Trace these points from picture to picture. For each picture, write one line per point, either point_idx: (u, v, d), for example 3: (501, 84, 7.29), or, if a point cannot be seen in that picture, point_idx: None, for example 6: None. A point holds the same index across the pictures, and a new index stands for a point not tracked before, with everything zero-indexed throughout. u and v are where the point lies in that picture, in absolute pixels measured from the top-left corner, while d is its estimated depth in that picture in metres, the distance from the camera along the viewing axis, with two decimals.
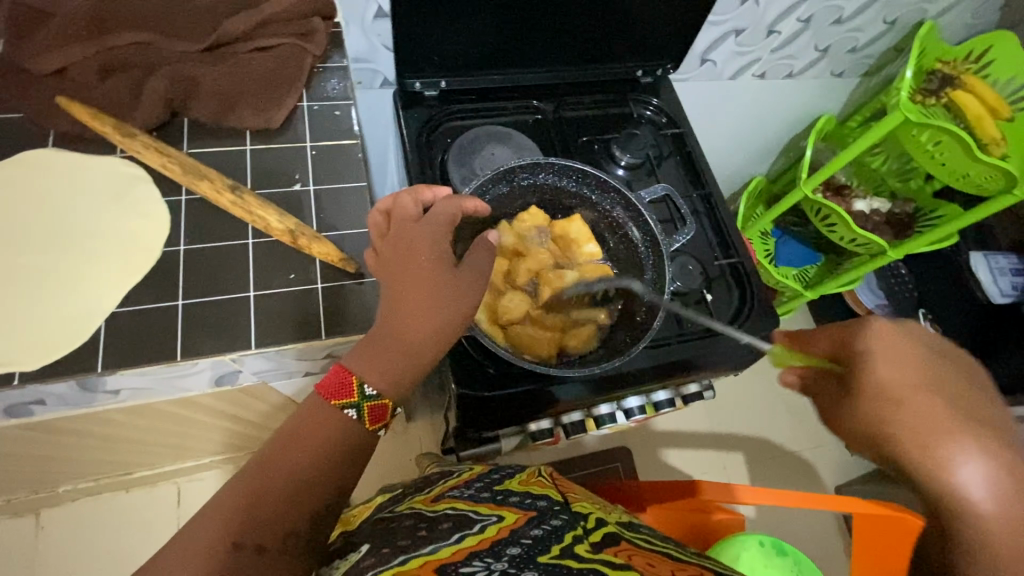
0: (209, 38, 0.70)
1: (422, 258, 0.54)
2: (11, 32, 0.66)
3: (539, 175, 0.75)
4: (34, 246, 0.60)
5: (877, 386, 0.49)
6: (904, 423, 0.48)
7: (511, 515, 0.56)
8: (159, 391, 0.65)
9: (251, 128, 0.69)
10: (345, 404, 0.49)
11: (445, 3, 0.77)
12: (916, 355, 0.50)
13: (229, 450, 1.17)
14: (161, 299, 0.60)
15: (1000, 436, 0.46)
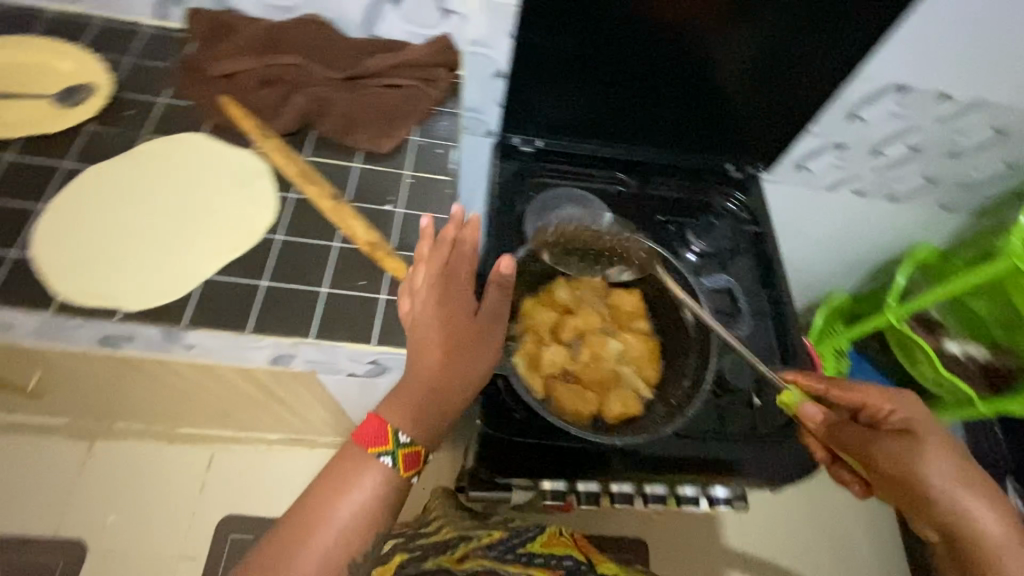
0: (350, 70, 0.81)
1: (455, 311, 0.60)
2: (205, 39, 0.80)
3: (608, 241, 0.78)
4: (169, 210, 0.70)
5: (913, 433, 0.62)
6: (945, 474, 0.60)
7: (539, 569, 0.74)
8: (224, 356, 0.72)
9: (363, 150, 0.78)
10: (381, 452, 0.56)
11: (555, 73, 0.85)
12: (930, 421, 0.63)
13: (266, 430, 1.24)
14: (249, 277, 0.68)
15: (987, 488, 0.60)
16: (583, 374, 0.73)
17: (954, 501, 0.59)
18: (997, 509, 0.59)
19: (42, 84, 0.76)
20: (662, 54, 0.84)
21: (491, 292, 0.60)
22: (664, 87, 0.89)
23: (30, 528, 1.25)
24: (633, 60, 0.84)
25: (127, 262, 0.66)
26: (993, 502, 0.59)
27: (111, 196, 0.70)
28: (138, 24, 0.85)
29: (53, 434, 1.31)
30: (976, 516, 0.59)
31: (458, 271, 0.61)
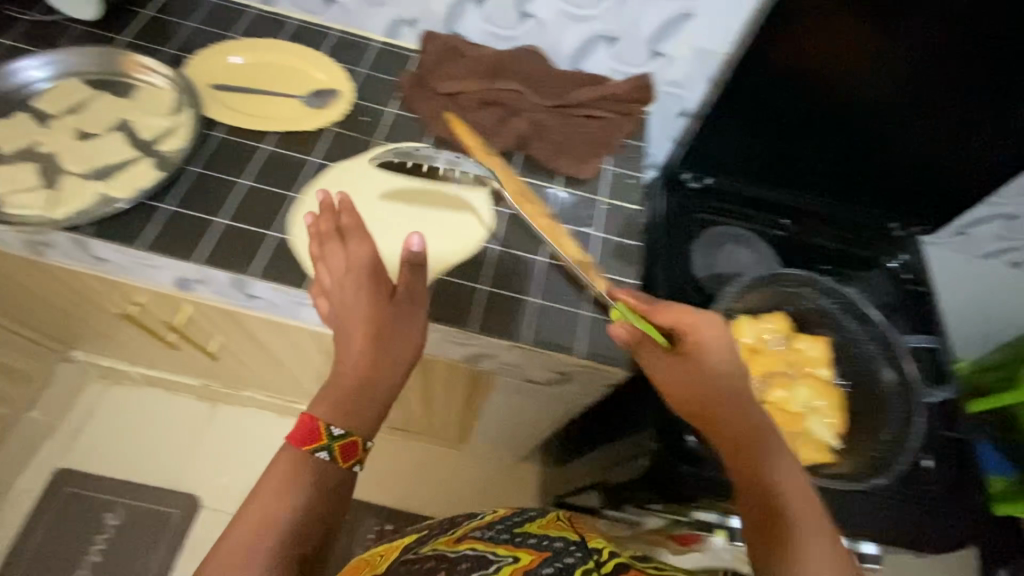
0: (560, 101, 0.86)
1: (359, 275, 0.59)
2: (436, 60, 0.87)
3: (801, 288, 0.78)
4: (397, 209, 0.76)
5: (730, 397, 0.57)
6: (776, 458, 0.55)
7: (524, 552, 0.53)
8: (427, 346, 0.80)
9: (566, 174, 0.83)
10: (315, 449, 0.52)
11: (750, 113, 0.89)
12: (738, 375, 0.58)
13: (384, 419, 1.31)
14: (472, 279, 0.76)
15: (786, 456, 0.55)
16: (769, 417, 0.72)
17: (784, 495, 0.52)
18: (824, 527, 0.50)
19: (291, 86, 0.84)
20: (834, 104, 0.86)
21: (354, 234, 0.60)
22: (832, 135, 0.91)
23: (153, 470, 1.42)
24: (823, 109, 0.87)
25: None
26: (804, 491, 0.53)
27: (349, 191, 0.77)
28: (367, 38, 0.92)
29: (178, 392, 1.49)
30: (789, 494, 0.52)
31: (352, 235, 0.60)
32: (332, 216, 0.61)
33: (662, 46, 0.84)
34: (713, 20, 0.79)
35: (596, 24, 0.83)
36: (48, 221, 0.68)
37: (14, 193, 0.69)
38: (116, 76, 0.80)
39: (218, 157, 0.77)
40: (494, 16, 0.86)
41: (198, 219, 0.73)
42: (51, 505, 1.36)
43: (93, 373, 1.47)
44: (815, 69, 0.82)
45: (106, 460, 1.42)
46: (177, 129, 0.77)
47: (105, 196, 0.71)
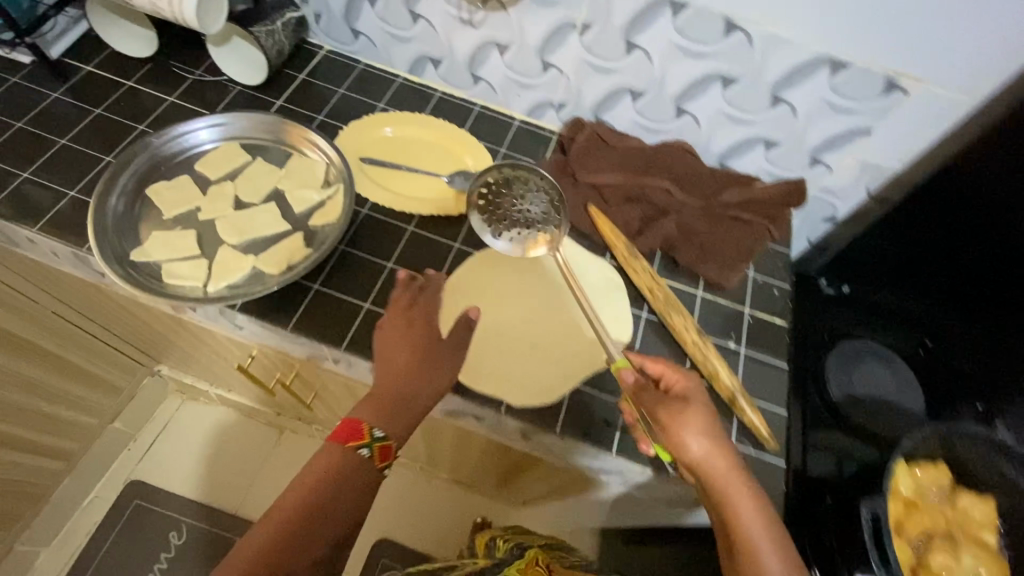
0: (709, 202, 0.83)
1: (416, 336, 0.63)
2: (582, 149, 0.85)
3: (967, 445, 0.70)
4: (541, 307, 0.73)
5: (719, 456, 0.56)
6: (724, 491, 0.55)
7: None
8: (551, 454, 0.73)
9: (709, 281, 0.80)
10: (358, 445, 0.58)
11: (904, 221, 0.83)
12: (708, 418, 0.58)
13: (455, 491, 1.26)
14: (611, 393, 0.70)
15: (741, 484, 0.56)
16: None
17: (723, 496, 0.55)
18: (778, 542, 0.54)
19: (438, 165, 0.84)
20: (996, 230, 0.79)
21: (427, 305, 0.67)
22: (993, 261, 0.82)
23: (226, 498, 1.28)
24: (983, 227, 0.79)
25: (509, 356, 0.70)
26: (755, 512, 0.55)
27: (493, 284, 0.74)
28: (508, 116, 0.92)
29: (254, 417, 1.33)
30: (739, 511, 0.55)
31: (423, 307, 0.66)
32: (415, 291, 0.68)
33: (825, 155, 0.80)
34: (893, 139, 0.74)
35: (758, 129, 0.80)
36: (203, 296, 0.68)
37: (174, 261, 0.70)
38: (275, 143, 0.81)
39: (365, 236, 0.77)
40: (648, 110, 0.83)
41: (344, 301, 0.72)
42: (120, 520, 1.23)
43: (172, 389, 1.33)
44: (972, 189, 0.76)
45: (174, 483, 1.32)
46: (329, 205, 0.77)
47: (259, 272, 0.71)
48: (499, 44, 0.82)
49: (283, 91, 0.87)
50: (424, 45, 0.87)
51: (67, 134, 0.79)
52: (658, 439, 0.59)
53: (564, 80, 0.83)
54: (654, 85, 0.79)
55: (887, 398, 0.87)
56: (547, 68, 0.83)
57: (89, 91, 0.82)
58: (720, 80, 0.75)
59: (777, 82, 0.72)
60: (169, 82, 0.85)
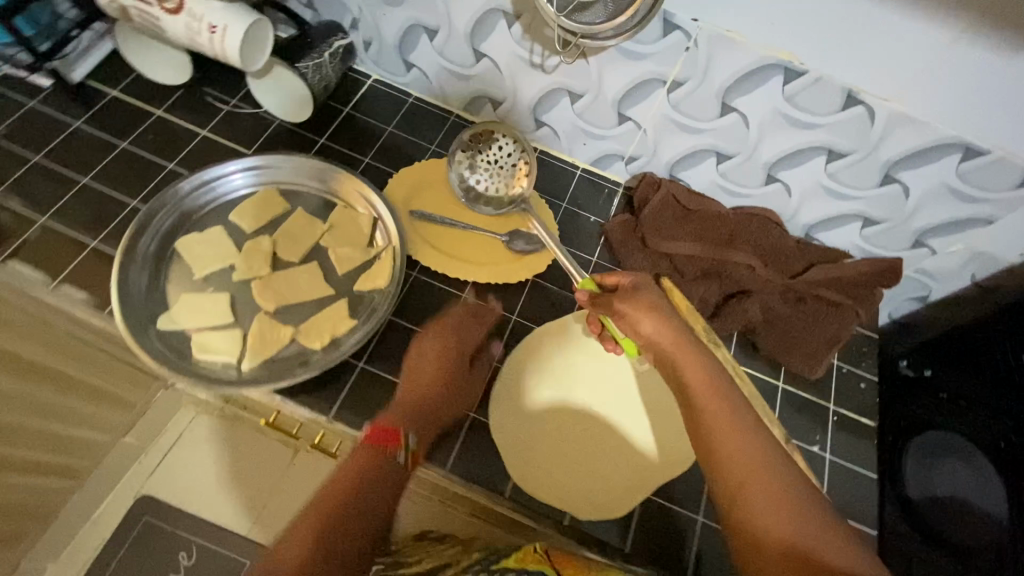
0: (794, 279, 0.74)
1: (452, 361, 0.63)
2: (655, 212, 0.76)
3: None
4: (607, 399, 0.66)
5: (671, 331, 0.53)
6: (675, 368, 0.51)
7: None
8: None
9: (792, 369, 0.72)
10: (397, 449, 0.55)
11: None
12: (649, 301, 0.57)
13: None
14: (686, 507, 0.63)
15: (697, 359, 0.51)
16: None
17: (674, 369, 0.51)
18: (737, 413, 0.47)
19: (497, 224, 0.77)
20: None
21: (472, 325, 0.67)
22: None
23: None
24: None
25: (571, 458, 0.62)
26: (712, 385, 0.49)
27: (555, 368, 0.67)
28: (570, 164, 0.83)
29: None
30: (692, 378, 0.50)
31: (472, 329, 0.66)
32: (479, 318, 0.68)
33: (931, 238, 0.71)
34: (1017, 231, 0.66)
35: (857, 206, 0.71)
36: (237, 376, 0.61)
37: (205, 330, 0.63)
38: (317, 191, 0.74)
39: (415, 304, 0.70)
40: (732, 174, 0.74)
41: (393, 382, 0.64)
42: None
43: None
44: None
45: None
46: (376, 267, 0.69)
47: (299, 346, 0.64)
48: (571, 92, 0.73)
49: (326, 128, 0.79)
50: (484, 83, 0.78)
51: (90, 171, 0.71)
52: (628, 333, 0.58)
53: (640, 134, 0.75)
54: (745, 151, 0.70)
55: (977, 506, 0.77)
56: (623, 121, 0.74)
57: (116, 120, 0.74)
58: (826, 153, 0.66)
59: (894, 161, 0.64)
60: (203, 112, 0.77)
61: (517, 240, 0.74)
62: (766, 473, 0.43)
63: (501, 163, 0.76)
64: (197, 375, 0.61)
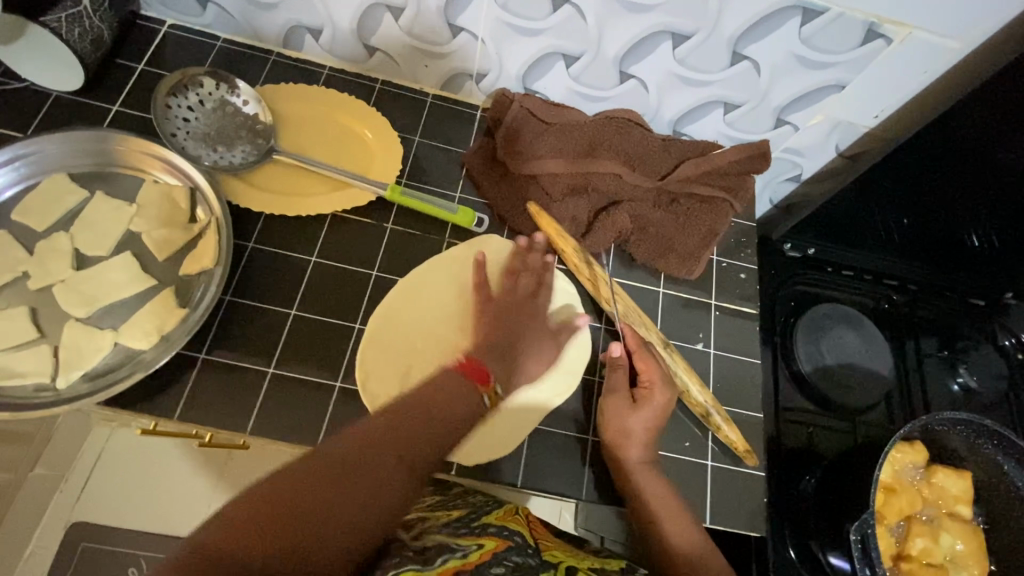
0: (664, 180, 0.70)
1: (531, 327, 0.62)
2: (512, 131, 0.70)
3: (952, 430, 0.67)
4: None
5: (642, 434, 0.59)
6: (675, 506, 0.57)
7: (487, 541, 0.48)
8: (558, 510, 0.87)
9: (670, 274, 0.70)
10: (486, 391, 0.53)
11: (903, 179, 0.76)
12: (663, 409, 0.60)
13: None
14: (575, 429, 0.63)
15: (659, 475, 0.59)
16: None
17: (677, 518, 0.57)
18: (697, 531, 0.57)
19: (351, 165, 0.68)
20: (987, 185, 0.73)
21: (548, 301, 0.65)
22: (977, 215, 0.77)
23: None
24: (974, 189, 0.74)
25: None
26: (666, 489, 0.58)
27: (425, 319, 0.63)
28: (417, 92, 0.75)
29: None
30: (654, 488, 0.58)
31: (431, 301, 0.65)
32: (541, 274, 0.65)
33: (791, 114, 0.69)
34: (869, 92, 0.64)
35: (716, 91, 0.67)
36: (53, 396, 0.54)
37: (6, 353, 0.54)
38: (114, 168, 0.63)
39: (256, 278, 0.62)
40: (585, 77, 0.68)
41: (243, 367, 0.58)
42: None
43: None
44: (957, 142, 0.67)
45: None
46: (200, 246, 0.60)
47: (127, 348, 0.56)
48: (392, 7, 0.65)
49: (118, 92, 0.67)
50: (295, 10, 0.68)
51: None
52: (602, 407, 0.62)
53: (480, 45, 0.67)
54: (591, 47, 0.64)
55: (862, 365, 0.83)
56: (457, 33, 0.67)
57: None
58: (670, 35, 0.62)
59: (739, 35, 0.60)
60: None
61: (340, 158, 0.68)
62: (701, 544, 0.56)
63: (225, 113, 0.66)
64: (2, 405, 0.52)
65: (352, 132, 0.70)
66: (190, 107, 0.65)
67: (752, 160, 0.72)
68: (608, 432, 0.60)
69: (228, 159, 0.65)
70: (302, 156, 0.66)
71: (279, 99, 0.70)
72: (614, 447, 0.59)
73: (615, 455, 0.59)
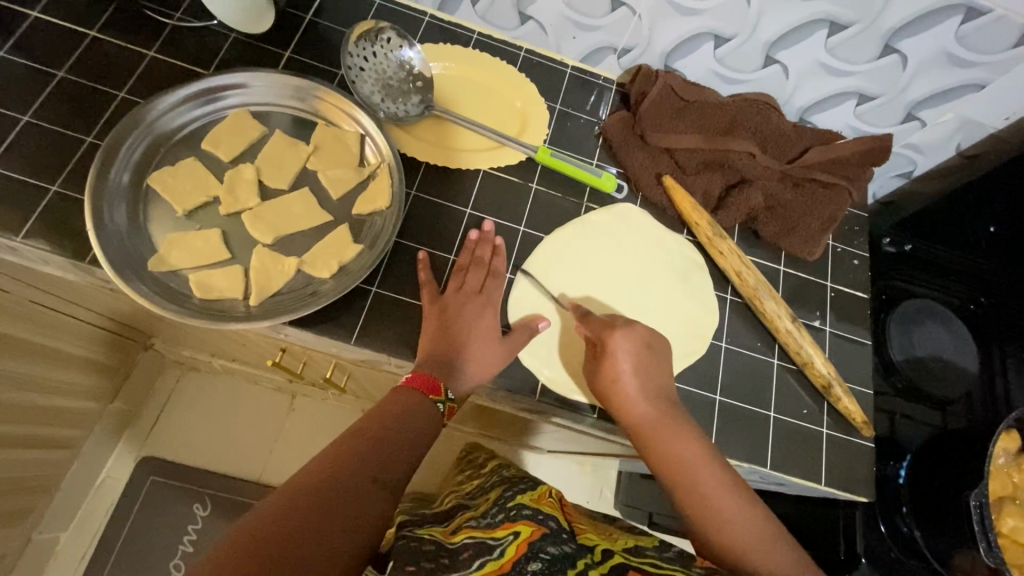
0: (791, 164, 0.74)
1: (472, 316, 0.61)
2: (654, 105, 0.74)
3: None
4: (624, 296, 0.69)
5: (635, 390, 0.58)
6: (701, 462, 0.55)
7: (522, 526, 0.53)
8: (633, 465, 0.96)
9: (792, 253, 0.74)
10: (439, 400, 0.55)
11: (994, 187, 0.79)
12: (644, 359, 0.60)
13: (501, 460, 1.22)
14: (703, 388, 0.66)
15: (676, 428, 0.57)
16: (1008, 554, 0.69)
17: (699, 478, 0.54)
18: (729, 489, 0.54)
19: (502, 125, 0.73)
20: None
21: (495, 291, 0.63)
22: None
23: (252, 470, 1.17)
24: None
25: None
26: (685, 445, 0.56)
27: (569, 275, 0.68)
28: (559, 62, 0.79)
29: (261, 383, 1.20)
30: (674, 450, 0.56)
31: (497, 284, 0.64)
32: (484, 260, 0.64)
33: (923, 110, 0.72)
34: (1006, 94, 0.68)
35: (855, 82, 0.71)
36: (243, 313, 0.58)
37: (202, 270, 0.59)
38: (293, 109, 0.68)
39: (417, 223, 0.67)
40: (729, 60, 0.72)
41: (408, 303, 0.63)
42: (135, 507, 1.11)
43: (170, 359, 1.17)
44: None
45: (211, 454, 1.17)
46: (374, 187, 0.64)
47: (307, 275, 0.61)
48: None
49: (290, 40, 0.72)
50: None
51: (31, 108, 0.64)
52: (594, 367, 0.61)
53: (635, 21, 0.71)
54: (744, 31, 0.68)
55: (950, 360, 0.86)
56: (615, 7, 0.70)
57: (49, 51, 0.67)
58: (826, 25, 0.65)
59: (895, 29, 0.64)
60: (151, 36, 0.70)
61: (491, 118, 0.73)
62: (736, 504, 0.53)
63: (396, 66, 0.70)
64: (200, 315, 0.57)
65: (503, 96, 0.75)
66: (363, 58, 0.69)
67: (878, 149, 0.75)
68: (601, 395, 0.60)
69: (394, 109, 0.70)
70: (460, 114, 0.70)
71: (439, 58, 0.74)
72: (617, 406, 0.59)
73: (620, 416, 0.59)
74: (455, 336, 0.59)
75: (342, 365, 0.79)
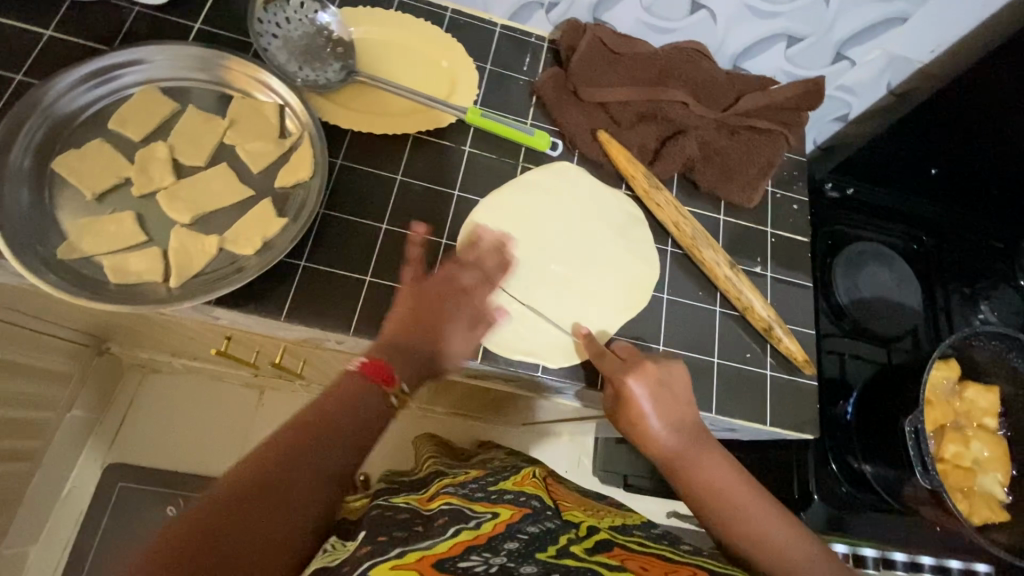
0: (726, 112, 0.74)
1: (444, 306, 0.58)
2: (585, 58, 0.72)
3: (983, 343, 0.73)
4: (563, 254, 0.68)
5: (657, 427, 0.57)
6: (747, 499, 0.54)
7: (504, 509, 0.52)
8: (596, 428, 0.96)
9: (731, 201, 0.74)
10: (390, 392, 0.51)
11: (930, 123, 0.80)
12: (670, 393, 0.58)
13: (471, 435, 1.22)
14: (647, 340, 0.66)
15: (712, 461, 0.56)
16: (949, 478, 0.71)
17: (742, 513, 0.53)
18: (770, 517, 0.52)
19: (430, 87, 0.71)
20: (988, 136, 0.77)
21: (486, 293, 0.61)
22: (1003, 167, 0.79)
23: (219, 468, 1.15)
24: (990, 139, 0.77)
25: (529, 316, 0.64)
26: (722, 478, 0.55)
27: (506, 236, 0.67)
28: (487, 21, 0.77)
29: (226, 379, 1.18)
30: (710, 481, 0.55)
31: (487, 287, 0.61)
32: (487, 264, 0.63)
33: (851, 49, 0.74)
34: (928, 25, 0.70)
35: (783, 23, 0.71)
36: (163, 295, 0.56)
37: (116, 254, 0.57)
38: (206, 83, 0.65)
39: (345, 193, 0.65)
40: (657, 7, 0.72)
41: (339, 275, 0.61)
42: (99, 514, 1.09)
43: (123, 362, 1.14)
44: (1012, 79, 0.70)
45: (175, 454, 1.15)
46: (295, 158, 0.62)
47: (231, 253, 0.59)
48: None
49: (199, 11, 0.69)
50: None
51: None
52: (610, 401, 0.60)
53: None
54: None
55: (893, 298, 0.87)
56: None
57: None
58: None
59: None
60: (47, 15, 0.65)
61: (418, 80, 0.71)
62: (790, 538, 0.51)
63: (313, 31, 0.69)
64: (116, 301, 0.55)
65: (429, 58, 0.73)
66: (278, 23, 0.67)
67: (811, 91, 0.75)
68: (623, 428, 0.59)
69: (314, 76, 0.67)
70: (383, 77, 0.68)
71: (361, 21, 0.72)
72: (650, 447, 0.57)
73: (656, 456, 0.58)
74: (422, 327, 0.56)
75: (286, 347, 0.77)
